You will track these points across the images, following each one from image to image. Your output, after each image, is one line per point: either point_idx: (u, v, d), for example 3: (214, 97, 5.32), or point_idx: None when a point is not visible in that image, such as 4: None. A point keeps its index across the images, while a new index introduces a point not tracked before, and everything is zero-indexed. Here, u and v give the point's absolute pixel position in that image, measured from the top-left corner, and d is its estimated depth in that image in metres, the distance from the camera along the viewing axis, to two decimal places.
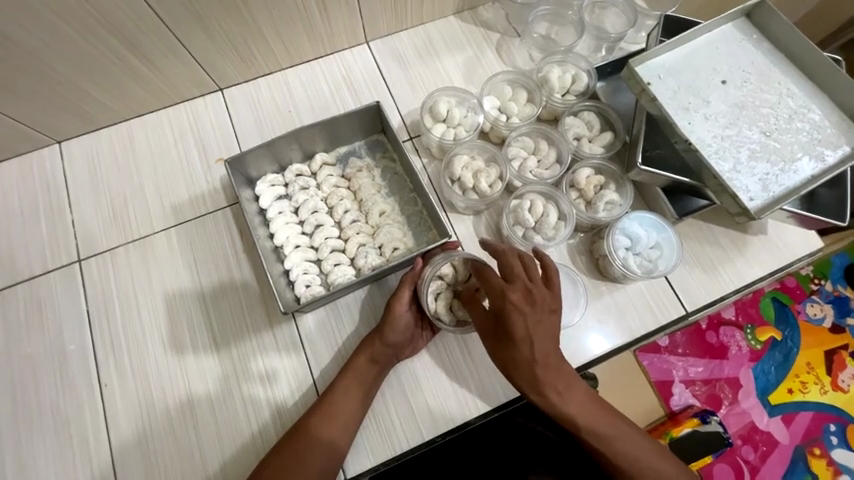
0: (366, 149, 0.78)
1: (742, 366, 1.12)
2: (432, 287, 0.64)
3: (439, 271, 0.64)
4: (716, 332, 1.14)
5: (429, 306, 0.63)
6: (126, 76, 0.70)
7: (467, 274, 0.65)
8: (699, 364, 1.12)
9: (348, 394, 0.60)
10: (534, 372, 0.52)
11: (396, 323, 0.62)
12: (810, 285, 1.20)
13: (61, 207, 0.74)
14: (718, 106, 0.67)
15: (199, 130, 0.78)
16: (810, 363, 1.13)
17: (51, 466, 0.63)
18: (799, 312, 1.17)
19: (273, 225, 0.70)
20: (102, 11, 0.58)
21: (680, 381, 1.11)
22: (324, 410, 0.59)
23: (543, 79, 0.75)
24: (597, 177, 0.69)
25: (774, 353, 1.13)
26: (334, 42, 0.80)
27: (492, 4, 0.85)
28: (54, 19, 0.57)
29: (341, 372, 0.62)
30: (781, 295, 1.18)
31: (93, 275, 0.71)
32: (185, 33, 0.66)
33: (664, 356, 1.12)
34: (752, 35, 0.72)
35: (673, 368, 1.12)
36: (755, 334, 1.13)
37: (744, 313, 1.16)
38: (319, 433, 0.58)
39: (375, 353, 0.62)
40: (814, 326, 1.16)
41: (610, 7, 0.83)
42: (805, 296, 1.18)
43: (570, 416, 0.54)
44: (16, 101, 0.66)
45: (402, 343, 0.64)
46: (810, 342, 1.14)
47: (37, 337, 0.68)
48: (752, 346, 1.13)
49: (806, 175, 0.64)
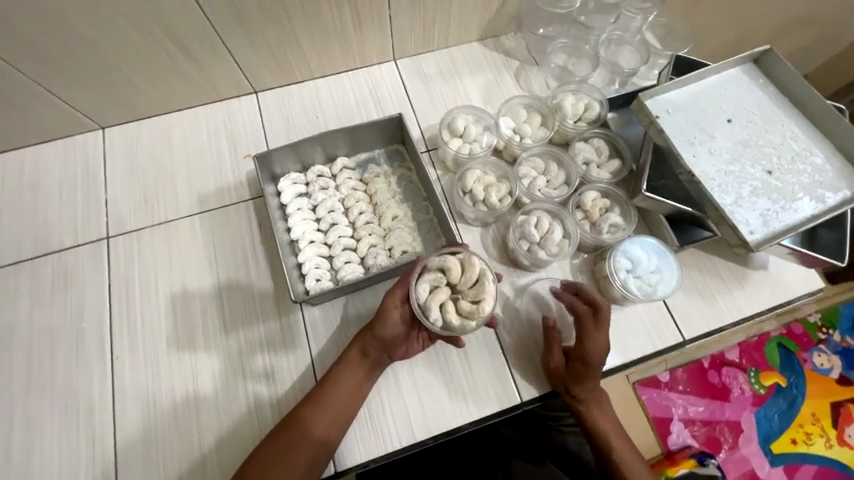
0: (384, 157, 0.82)
1: (743, 410, 1.10)
2: (431, 277, 0.60)
3: (444, 263, 0.61)
4: (719, 372, 1.13)
5: (420, 295, 0.60)
6: (171, 72, 0.76)
7: (474, 279, 0.60)
8: (699, 403, 1.11)
9: (340, 389, 0.61)
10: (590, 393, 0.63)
11: (386, 318, 0.62)
12: (818, 333, 1.19)
13: (96, 186, 0.80)
14: (723, 142, 0.71)
15: (231, 127, 0.84)
16: (815, 414, 1.11)
17: (56, 429, 0.66)
18: (805, 360, 1.16)
19: (291, 220, 0.74)
20: (159, 10, 0.65)
21: (680, 419, 1.09)
22: (316, 403, 0.60)
23: (557, 105, 0.80)
24: (603, 200, 0.72)
25: (778, 400, 1.12)
26: (364, 57, 0.86)
27: (514, 34, 0.91)
28: (115, 14, 0.63)
29: (336, 366, 0.63)
30: (786, 340, 1.18)
31: (118, 252, 0.75)
32: (229, 36, 0.72)
33: (664, 392, 1.11)
34: (759, 79, 0.75)
35: (673, 405, 1.11)
36: (759, 378, 1.13)
37: (748, 355, 1.15)
38: (309, 426, 0.58)
39: (366, 346, 0.63)
40: (820, 376, 1.15)
41: (625, 44, 0.89)
42: (811, 345, 1.18)
43: (595, 421, 0.64)
44: (70, 84, 0.72)
45: (392, 341, 0.63)
46: (815, 392, 1.13)
47: (59, 304, 0.72)
48: (756, 390, 1.12)
49: (806, 214, 0.66)
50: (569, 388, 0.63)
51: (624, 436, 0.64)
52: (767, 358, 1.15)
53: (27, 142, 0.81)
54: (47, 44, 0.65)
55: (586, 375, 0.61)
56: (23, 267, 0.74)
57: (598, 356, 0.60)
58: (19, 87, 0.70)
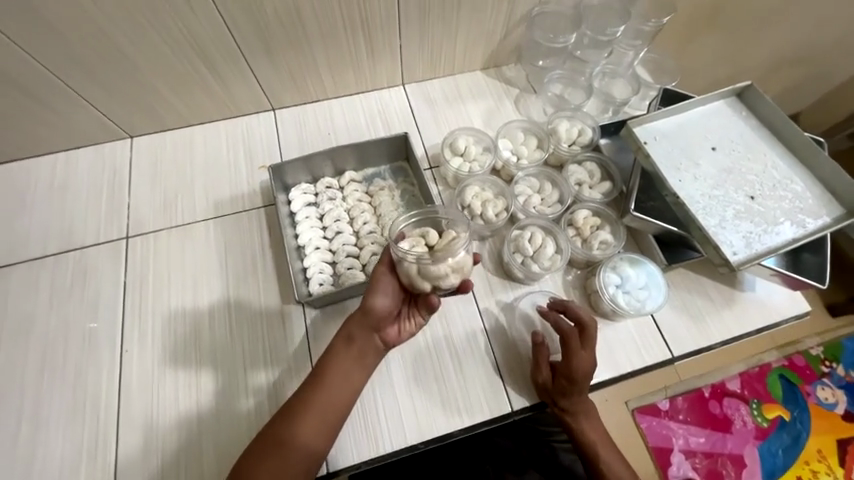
0: (390, 173, 0.88)
1: (747, 443, 1.09)
2: (409, 240, 0.59)
3: (424, 229, 0.61)
4: (720, 402, 1.13)
5: (399, 247, 0.57)
6: (198, 88, 0.83)
7: (451, 238, 0.59)
8: (701, 434, 1.10)
9: (326, 392, 0.58)
10: (575, 407, 0.65)
11: (376, 285, 0.61)
12: (821, 367, 1.19)
13: (121, 190, 0.86)
14: (707, 168, 0.75)
15: (249, 140, 0.90)
16: (822, 451, 1.10)
17: (62, 417, 0.68)
18: (809, 393, 1.16)
19: (299, 227, 0.79)
20: (193, 33, 0.72)
21: (681, 450, 1.08)
22: (299, 405, 0.58)
23: (553, 129, 0.85)
24: (593, 219, 0.77)
25: (782, 434, 1.11)
26: (376, 81, 0.93)
27: (515, 65, 0.99)
28: (154, 35, 0.71)
29: (321, 366, 0.60)
30: (789, 372, 1.18)
31: (135, 251, 0.80)
32: (253, 57, 0.79)
33: (664, 421, 1.11)
34: (741, 112, 0.81)
35: (673, 434, 1.10)
36: (762, 410, 1.12)
37: (750, 386, 1.15)
38: (299, 415, 0.57)
39: (352, 331, 0.61)
40: (825, 410, 1.14)
41: (618, 77, 0.95)
42: (814, 378, 1.18)
43: (582, 430, 0.65)
44: (106, 94, 0.79)
45: (383, 316, 0.61)
46: (820, 428, 1.12)
47: (77, 298, 0.76)
48: (758, 423, 1.11)
49: (788, 237, 0.69)
50: (556, 401, 0.65)
51: (611, 447, 0.66)
52: (769, 390, 1.15)
53: (61, 147, 0.88)
54: (91, 58, 0.72)
55: (573, 390, 0.63)
56: (47, 261, 0.79)
57: (583, 372, 0.62)
58: (62, 97, 0.77)
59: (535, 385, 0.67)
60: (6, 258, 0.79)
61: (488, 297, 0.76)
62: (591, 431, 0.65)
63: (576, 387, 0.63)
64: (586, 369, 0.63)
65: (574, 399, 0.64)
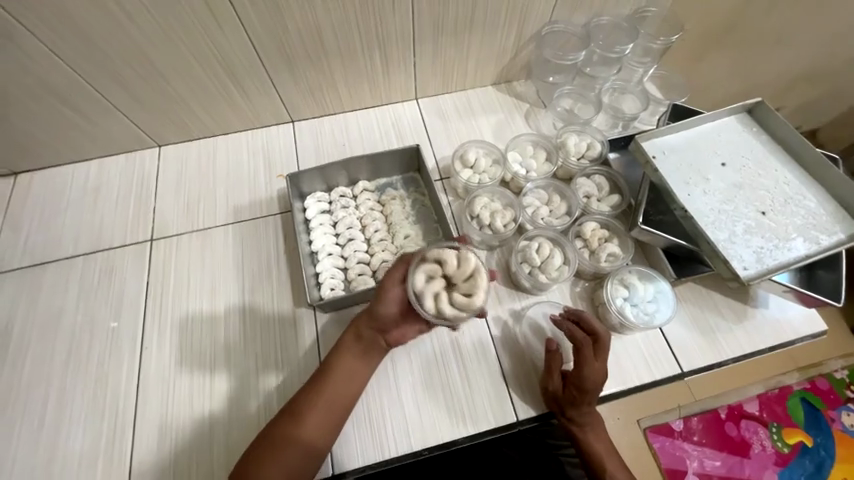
0: (401, 183, 0.91)
1: (765, 468, 1.05)
2: (427, 266, 0.57)
3: (442, 254, 0.57)
4: (737, 424, 1.10)
5: (414, 287, 0.55)
6: (225, 102, 0.88)
7: (470, 272, 0.56)
8: (717, 458, 1.06)
9: (329, 396, 0.59)
10: (581, 417, 0.65)
11: (384, 296, 0.59)
12: (846, 391, 1.15)
13: (148, 195, 0.90)
14: (717, 183, 0.75)
15: (268, 150, 0.94)
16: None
17: (83, 409, 0.72)
18: (834, 419, 1.12)
19: (313, 233, 0.82)
20: (221, 51, 0.77)
21: (695, 473, 1.04)
22: (309, 396, 0.59)
23: (561, 143, 0.87)
24: (601, 231, 0.77)
25: (804, 461, 1.07)
26: (390, 95, 0.97)
27: (525, 81, 1.02)
28: (186, 52, 0.76)
29: (324, 369, 0.61)
30: (812, 396, 1.14)
31: (158, 253, 0.84)
32: (276, 73, 0.84)
33: (678, 441, 1.07)
34: (751, 128, 0.81)
35: (687, 456, 1.06)
36: (782, 435, 1.09)
37: (770, 409, 1.12)
38: (304, 416, 0.58)
39: (360, 331, 0.62)
40: (851, 438, 1.10)
41: (627, 93, 0.97)
42: (839, 403, 1.14)
43: (588, 442, 0.65)
44: (139, 107, 0.85)
45: (388, 321, 0.61)
46: (845, 456, 1.08)
47: (102, 296, 0.80)
48: (778, 448, 1.07)
49: (800, 253, 0.69)
50: (564, 411, 0.65)
51: (618, 461, 0.65)
52: (790, 414, 1.11)
53: (95, 155, 0.94)
54: (128, 73, 0.78)
55: (583, 401, 0.63)
56: (76, 261, 0.84)
57: (595, 382, 0.62)
58: (100, 108, 0.83)
59: (545, 394, 0.67)
60: (40, 256, 0.84)
61: (496, 306, 0.77)
62: (597, 443, 0.65)
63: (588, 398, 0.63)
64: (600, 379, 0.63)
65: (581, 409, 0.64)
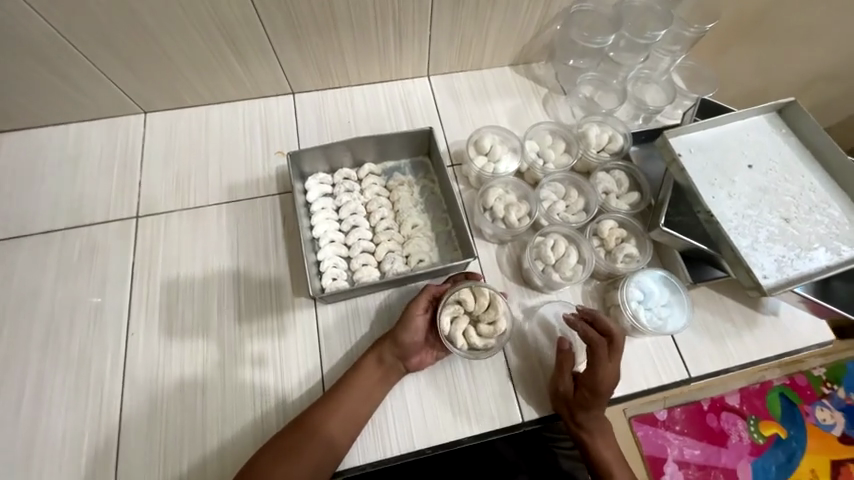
0: (410, 168, 0.85)
1: (741, 458, 1.04)
2: (449, 310, 0.66)
3: (459, 295, 0.67)
4: (718, 416, 1.07)
5: (444, 326, 0.65)
6: (221, 70, 0.80)
7: (488, 303, 0.67)
8: (696, 447, 1.04)
9: (344, 408, 0.61)
10: (590, 422, 0.64)
11: (409, 324, 0.65)
12: (822, 388, 1.14)
13: (133, 167, 0.83)
14: (742, 186, 0.72)
15: (266, 124, 0.87)
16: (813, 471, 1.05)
17: (66, 397, 0.67)
18: (808, 413, 1.10)
19: (315, 218, 0.76)
20: (219, 13, 0.69)
21: (674, 461, 1.03)
22: (328, 404, 0.61)
23: (582, 134, 0.82)
24: (619, 230, 0.74)
25: (776, 451, 1.05)
26: (400, 71, 0.89)
27: (545, 63, 0.95)
28: (180, 12, 0.68)
29: (342, 386, 0.62)
30: (790, 391, 1.12)
31: (145, 232, 0.78)
32: (279, 41, 0.76)
33: (660, 430, 1.05)
34: (780, 129, 0.77)
35: (668, 445, 1.05)
36: (759, 427, 1.06)
37: (749, 401, 1.10)
38: (321, 424, 0.59)
39: (383, 353, 0.65)
40: (822, 431, 1.09)
41: (652, 83, 0.92)
42: (815, 399, 1.13)
43: (595, 446, 0.64)
44: (125, 70, 0.76)
45: (411, 347, 0.65)
46: (816, 447, 1.07)
47: (84, 276, 0.75)
48: (755, 439, 1.05)
49: (821, 264, 0.67)
50: (573, 415, 0.63)
51: (623, 465, 0.64)
52: (768, 408, 1.09)
53: (73, 119, 0.85)
54: (113, 31, 0.69)
55: (593, 404, 0.62)
56: (55, 236, 0.77)
57: (608, 386, 0.61)
58: (78, 67, 0.74)
59: (553, 396, 0.66)
60: (14, 229, 0.77)
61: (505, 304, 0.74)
62: (605, 450, 0.64)
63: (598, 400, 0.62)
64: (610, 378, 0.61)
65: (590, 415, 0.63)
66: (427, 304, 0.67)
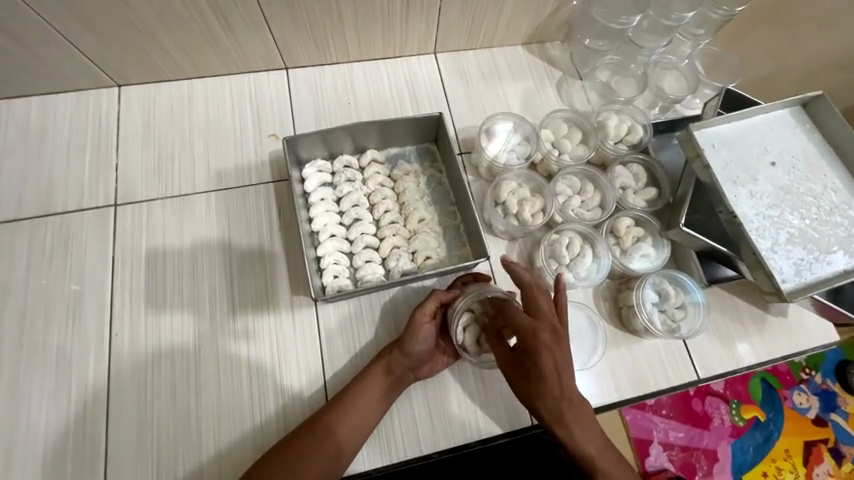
0: (415, 155, 0.79)
1: (721, 439, 1.06)
2: (459, 321, 0.63)
3: (469, 304, 0.63)
4: (703, 400, 1.09)
5: (456, 336, 0.62)
6: (205, 41, 0.72)
7: None
8: (681, 429, 1.06)
9: (352, 415, 0.59)
10: (560, 409, 0.51)
11: (417, 332, 0.62)
12: (801, 373, 1.15)
13: (108, 148, 0.75)
14: (765, 185, 0.69)
15: (257, 102, 0.79)
16: (788, 450, 1.07)
17: (44, 402, 0.62)
18: (786, 397, 1.11)
19: (313, 210, 0.71)
20: None
21: (660, 443, 1.05)
22: (337, 410, 0.59)
23: (601, 124, 0.77)
24: (636, 229, 0.71)
25: (755, 433, 1.07)
26: (405, 48, 0.82)
27: (560, 43, 0.89)
28: None
29: (349, 392, 0.60)
30: (771, 377, 1.13)
31: (125, 222, 0.71)
32: (272, 11, 0.68)
33: (649, 414, 1.07)
34: (805, 124, 0.74)
35: (654, 427, 1.06)
36: (740, 410, 1.08)
37: (733, 387, 1.10)
38: (332, 430, 0.57)
39: (391, 364, 0.62)
40: (798, 414, 1.11)
41: (671, 69, 0.86)
42: (793, 383, 1.13)
43: None
44: (96, 39, 0.67)
45: (420, 356, 0.63)
46: (791, 428, 1.09)
47: (58, 269, 0.68)
48: (735, 422, 1.07)
49: (839, 268, 0.65)
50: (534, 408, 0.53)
51: None
52: (749, 392, 1.11)
53: (36, 91, 0.75)
54: None
55: (539, 388, 0.52)
56: (22, 225, 0.69)
57: (547, 362, 0.51)
58: (39, 34, 0.65)
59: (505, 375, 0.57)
60: None
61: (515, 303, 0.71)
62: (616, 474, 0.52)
63: (534, 367, 0.51)
64: (529, 335, 0.52)
65: (551, 394, 0.51)
66: (433, 309, 0.64)
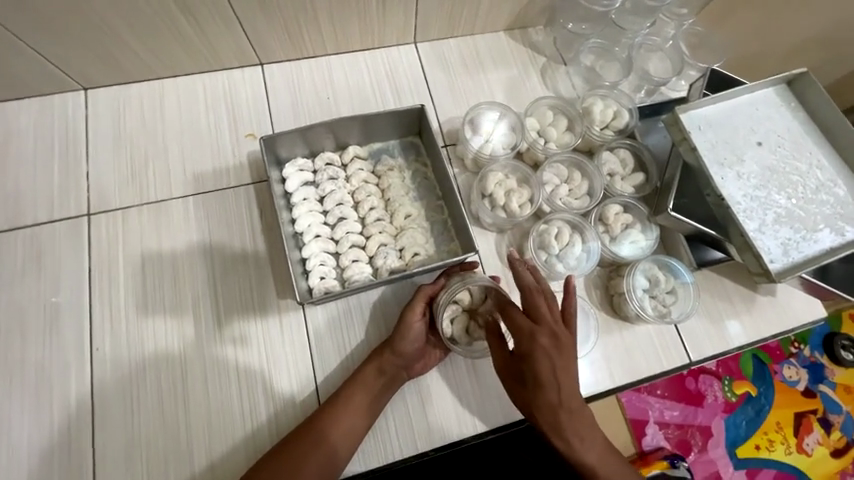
0: (399, 149, 0.77)
1: (715, 415, 1.08)
2: (447, 312, 0.62)
3: (455, 296, 0.62)
4: (697, 378, 1.10)
5: (444, 330, 0.62)
6: (173, 39, 0.68)
7: (481, 295, 0.63)
8: (676, 408, 1.08)
9: (346, 420, 0.58)
10: (557, 415, 0.52)
11: (407, 332, 0.62)
12: (790, 348, 1.17)
13: (77, 156, 0.71)
14: (752, 165, 0.69)
15: (232, 101, 0.76)
16: (779, 422, 1.09)
17: (26, 422, 0.60)
18: (776, 372, 1.13)
19: (296, 211, 0.69)
20: None
21: (655, 422, 1.07)
22: (329, 415, 0.58)
23: (586, 110, 0.76)
24: (625, 215, 0.71)
25: (746, 407, 1.09)
26: (383, 38, 0.79)
27: (543, 28, 0.87)
28: None
29: (342, 395, 0.60)
30: (761, 352, 1.15)
31: (100, 231, 0.68)
32: (241, 5, 0.65)
33: (644, 395, 1.08)
34: (790, 103, 0.73)
35: (649, 407, 1.08)
36: (733, 386, 1.10)
37: (725, 364, 1.12)
38: (325, 434, 0.57)
39: (384, 365, 0.61)
40: (788, 387, 1.13)
41: (656, 51, 0.85)
42: (782, 357, 1.15)
43: None
44: (55, 42, 0.64)
45: (412, 355, 0.63)
46: (782, 401, 1.11)
47: (32, 284, 0.65)
48: (727, 398, 1.09)
49: (825, 246, 0.65)
50: (531, 415, 0.54)
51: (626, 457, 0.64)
52: (741, 368, 1.12)
53: None
54: None
55: (536, 396, 0.52)
56: None
57: (546, 371, 0.51)
58: None
59: (500, 377, 0.57)
60: None
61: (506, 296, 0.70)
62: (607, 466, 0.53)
63: (531, 372, 0.52)
64: (526, 337, 0.52)
65: (549, 399, 0.51)
66: (423, 308, 0.64)
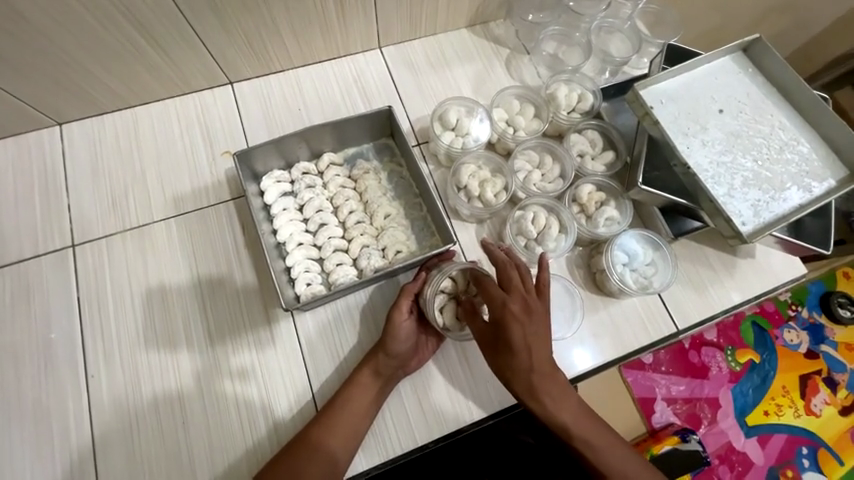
0: (373, 152, 0.79)
1: (721, 386, 1.09)
2: (436, 302, 0.63)
3: (440, 286, 0.63)
4: (698, 351, 1.11)
5: (436, 321, 0.63)
6: (140, 66, 0.70)
7: (465, 279, 0.64)
8: (681, 382, 1.09)
9: (343, 423, 0.59)
10: (532, 381, 0.55)
11: (397, 332, 0.62)
12: (788, 310, 1.18)
13: (57, 191, 0.73)
14: (716, 133, 0.70)
15: (205, 122, 0.78)
16: (786, 386, 1.10)
17: (27, 457, 0.61)
18: (777, 336, 1.15)
19: (277, 222, 0.70)
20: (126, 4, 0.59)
21: (662, 398, 1.08)
22: (327, 419, 0.59)
23: (551, 96, 0.78)
24: (598, 194, 0.72)
25: (752, 375, 1.10)
26: (348, 46, 0.81)
27: (503, 21, 0.89)
28: (79, 9, 0.57)
29: (337, 398, 0.61)
30: (760, 318, 1.16)
31: (86, 262, 0.69)
32: (203, 27, 0.66)
33: (648, 373, 1.09)
34: (748, 69, 0.75)
35: (656, 385, 1.09)
36: (736, 356, 1.11)
37: (725, 334, 1.13)
38: (325, 438, 0.58)
39: (378, 365, 0.62)
40: (790, 351, 1.14)
41: (615, 32, 0.87)
42: (782, 321, 1.16)
43: None
44: (23, 81, 0.65)
45: (405, 353, 0.63)
46: (786, 365, 1.12)
47: (22, 322, 0.66)
48: (732, 367, 1.10)
49: (794, 203, 0.67)
50: (507, 383, 0.56)
51: None
52: (742, 337, 1.13)
53: None
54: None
55: (509, 360, 0.55)
56: None
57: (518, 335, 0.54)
58: None
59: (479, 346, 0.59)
60: None
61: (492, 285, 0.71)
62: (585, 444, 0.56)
63: (503, 338, 0.54)
64: (497, 304, 0.55)
65: (521, 371, 0.54)
66: (410, 305, 0.65)
